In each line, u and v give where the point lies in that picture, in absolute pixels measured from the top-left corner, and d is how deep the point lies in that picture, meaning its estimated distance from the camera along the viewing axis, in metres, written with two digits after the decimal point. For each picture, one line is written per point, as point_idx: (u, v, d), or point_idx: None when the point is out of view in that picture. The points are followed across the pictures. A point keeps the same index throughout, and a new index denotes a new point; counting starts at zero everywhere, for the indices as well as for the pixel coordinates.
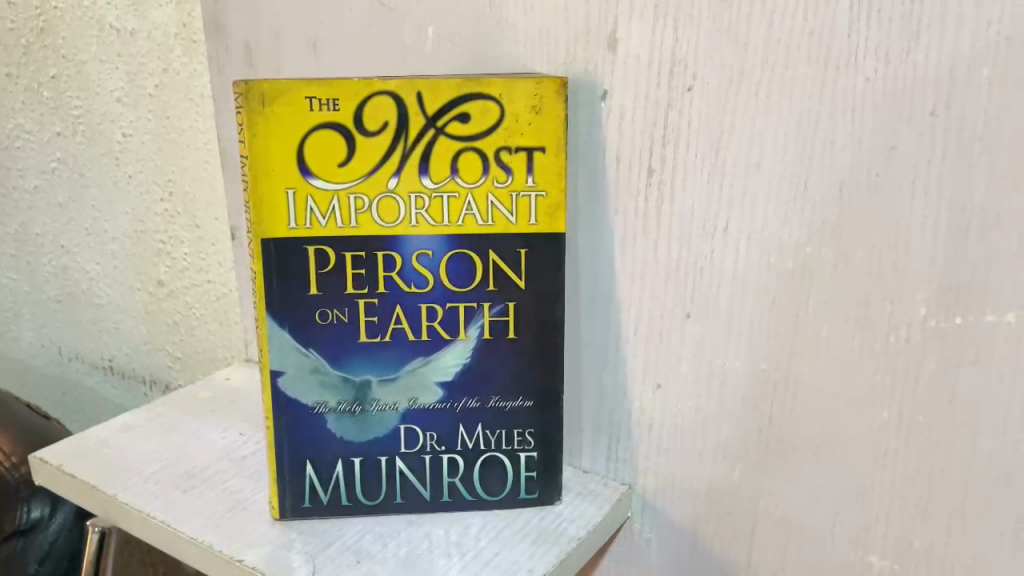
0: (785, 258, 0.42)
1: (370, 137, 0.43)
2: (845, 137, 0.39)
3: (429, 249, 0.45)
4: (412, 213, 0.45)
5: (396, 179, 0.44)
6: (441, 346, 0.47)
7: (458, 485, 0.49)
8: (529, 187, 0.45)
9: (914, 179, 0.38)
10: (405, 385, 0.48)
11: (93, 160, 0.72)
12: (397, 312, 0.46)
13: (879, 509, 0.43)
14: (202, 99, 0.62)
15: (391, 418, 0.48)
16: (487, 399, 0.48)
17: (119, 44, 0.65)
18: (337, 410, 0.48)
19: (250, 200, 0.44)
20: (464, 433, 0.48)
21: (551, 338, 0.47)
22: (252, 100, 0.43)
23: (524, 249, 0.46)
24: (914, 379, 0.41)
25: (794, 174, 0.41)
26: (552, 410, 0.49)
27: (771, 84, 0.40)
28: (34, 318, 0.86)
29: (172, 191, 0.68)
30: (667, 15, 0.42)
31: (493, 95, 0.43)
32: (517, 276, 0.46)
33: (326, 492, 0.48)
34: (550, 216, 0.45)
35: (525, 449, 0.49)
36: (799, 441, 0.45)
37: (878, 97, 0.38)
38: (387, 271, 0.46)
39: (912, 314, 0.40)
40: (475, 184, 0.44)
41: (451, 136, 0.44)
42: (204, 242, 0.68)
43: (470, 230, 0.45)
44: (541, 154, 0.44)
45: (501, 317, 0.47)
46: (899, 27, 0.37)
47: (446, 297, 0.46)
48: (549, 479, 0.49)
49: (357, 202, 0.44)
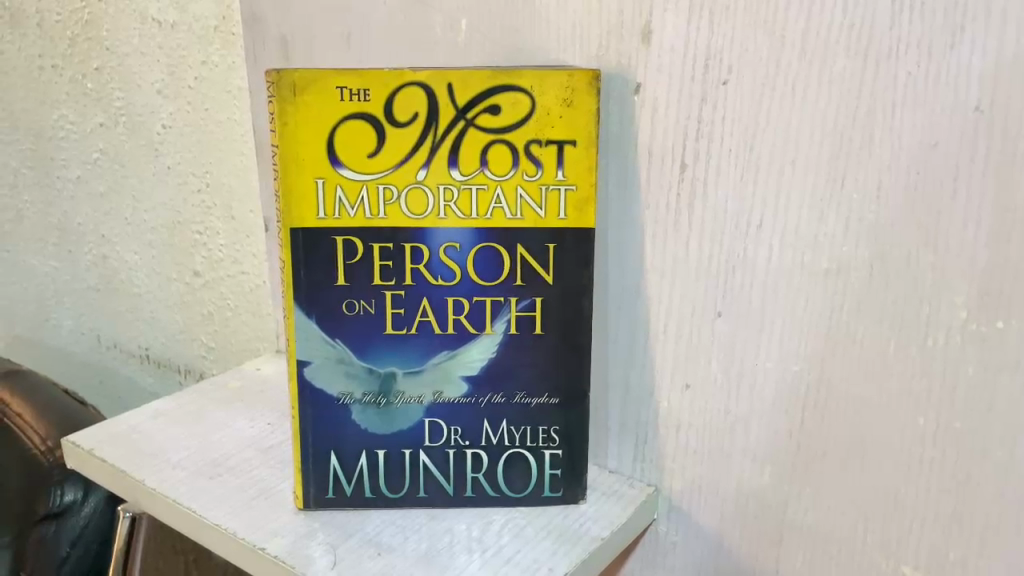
0: (819, 258, 0.41)
1: (400, 128, 0.43)
2: (883, 133, 0.38)
3: (457, 242, 0.45)
4: (440, 206, 0.45)
5: (425, 170, 0.44)
6: (467, 340, 0.47)
7: (481, 481, 0.49)
8: (559, 180, 0.44)
9: (955, 176, 0.37)
10: (430, 378, 0.47)
11: (134, 151, 0.73)
12: (424, 304, 0.46)
13: (911, 517, 0.42)
14: (239, 91, 0.63)
15: (415, 411, 0.48)
16: (512, 394, 0.48)
17: (160, 37, 0.66)
18: (362, 402, 0.47)
19: (280, 190, 0.44)
20: (488, 429, 0.48)
21: (578, 334, 0.47)
22: (284, 89, 0.43)
23: (551, 243, 0.45)
24: (951, 383, 0.39)
25: (830, 170, 0.40)
26: (577, 408, 0.48)
27: (808, 78, 0.39)
28: (74, 307, 0.87)
29: (209, 182, 0.69)
30: (703, 8, 0.41)
31: (524, 87, 0.43)
32: (545, 271, 0.46)
33: (350, 484, 0.48)
34: (579, 210, 0.44)
35: (549, 446, 0.48)
36: (830, 445, 0.44)
37: (919, 92, 0.37)
38: (415, 263, 0.46)
39: (950, 317, 0.39)
40: (505, 176, 0.44)
41: (482, 128, 0.43)
42: (239, 233, 0.68)
43: (498, 223, 0.45)
44: (572, 147, 0.44)
45: (528, 312, 0.46)
46: (943, 20, 0.36)
47: (473, 291, 0.46)
48: (573, 478, 0.49)
49: (386, 193, 0.44)
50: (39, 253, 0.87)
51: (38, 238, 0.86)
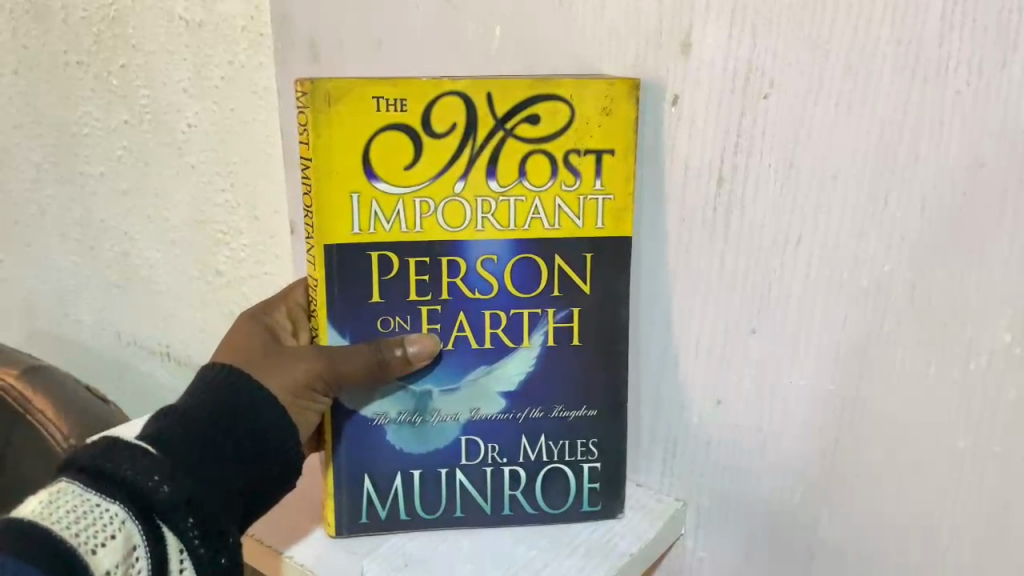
0: (858, 277, 0.41)
1: (437, 139, 0.43)
2: (930, 151, 0.38)
3: (494, 254, 0.45)
4: (478, 218, 0.44)
5: (462, 182, 0.43)
6: (505, 354, 0.46)
7: (519, 497, 0.48)
8: (597, 190, 0.44)
9: (1004, 197, 0.36)
10: (466, 396, 0.47)
11: (155, 150, 0.69)
12: (461, 318, 0.46)
13: (946, 540, 0.42)
14: (266, 92, 0.60)
15: (451, 428, 0.47)
16: (550, 408, 0.47)
17: (187, 36, 0.62)
18: (398, 421, 0.46)
19: (313, 204, 0.43)
20: (526, 444, 0.48)
21: (615, 346, 0.47)
22: (317, 99, 0.42)
23: (590, 253, 0.45)
24: (993, 407, 0.39)
25: (872, 189, 0.40)
26: (614, 419, 0.48)
27: (853, 94, 0.39)
28: (92, 303, 0.80)
29: (234, 181, 0.65)
30: (745, 21, 0.41)
31: (564, 96, 0.43)
32: (583, 281, 0.45)
33: (384, 506, 0.47)
34: (618, 218, 0.45)
35: (587, 459, 0.48)
36: (864, 465, 0.43)
37: (967, 110, 0.36)
38: (451, 276, 0.45)
39: (993, 341, 0.38)
40: (543, 187, 0.44)
41: (520, 138, 0.43)
42: (262, 236, 0.66)
43: (536, 234, 0.45)
44: (610, 156, 0.44)
45: (566, 323, 0.46)
46: (996, 37, 0.35)
47: (510, 303, 0.45)
48: (611, 491, 0.48)
49: (422, 207, 0.44)
50: (28, 239, 0.81)
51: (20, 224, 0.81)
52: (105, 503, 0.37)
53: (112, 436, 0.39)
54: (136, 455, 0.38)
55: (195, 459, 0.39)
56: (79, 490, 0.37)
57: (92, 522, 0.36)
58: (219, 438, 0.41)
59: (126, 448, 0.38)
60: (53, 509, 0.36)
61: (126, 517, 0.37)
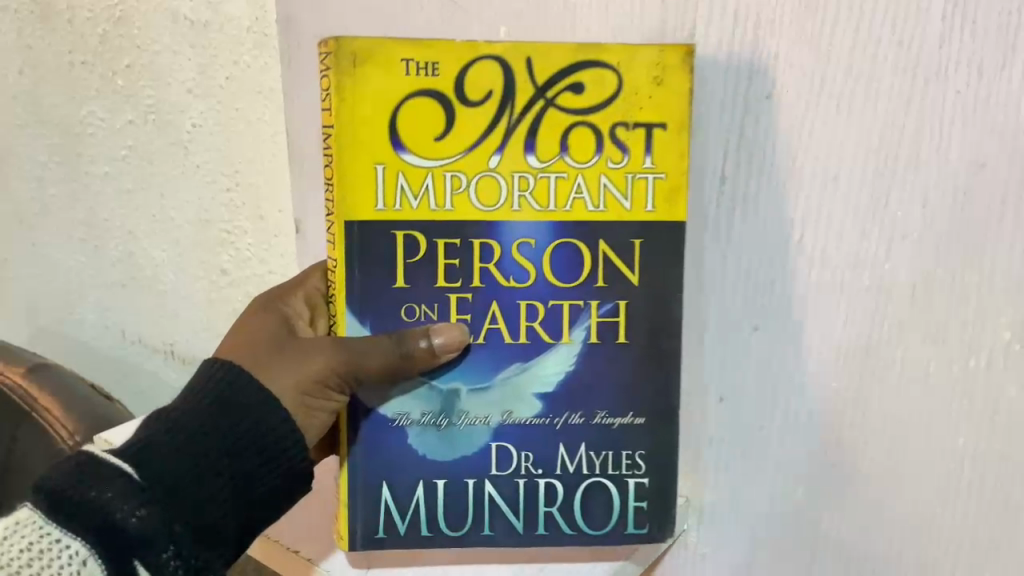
0: (861, 277, 0.43)
1: (471, 108, 0.42)
2: (930, 152, 0.41)
3: (531, 238, 0.43)
4: (514, 196, 0.43)
5: (497, 156, 0.42)
6: (542, 350, 0.44)
7: (555, 515, 0.45)
8: (647, 168, 0.42)
9: (1004, 196, 0.40)
10: (497, 397, 0.44)
11: (160, 148, 0.67)
12: (493, 307, 0.44)
13: (946, 531, 0.45)
14: (271, 93, 0.59)
15: (479, 432, 0.44)
16: (591, 414, 0.45)
17: (191, 35, 0.61)
18: (421, 423, 0.44)
19: (336, 174, 0.42)
20: (564, 454, 0.45)
21: (661, 344, 0.44)
22: (342, 58, 0.41)
23: (637, 239, 0.43)
24: (992, 403, 0.43)
25: (872, 191, 0.42)
26: (661, 429, 0.45)
27: (853, 96, 0.41)
28: (93, 301, 0.79)
29: (239, 181, 0.64)
30: (748, 21, 0.41)
31: (610, 63, 0.41)
32: (630, 271, 0.43)
33: (404, 519, 0.45)
34: (668, 201, 0.43)
35: (633, 474, 0.45)
36: (866, 463, 0.45)
37: (969, 109, 0.40)
38: (483, 261, 0.43)
39: (992, 339, 0.42)
40: (587, 163, 0.42)
41: (562, 108, 0.42)
42: (267, 234, 0.63)
43: (578, 215, 0.43)
44: (661, 131, 0.42)
45: (610, 318, 0.44)
46: (996, 41, 0.39)
47: (548, 293, 0.44)
48: (659, 510, 0.46)
49: (453, 181, 0.42)
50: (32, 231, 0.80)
51: (27, 224, 0.80)
52: (67, 540, 0.37)
53: (95, 453, 0.39)
54: (116, 482, 0.38)
55: (183, 480, 0.39)
56: (42, 524, 0.37)
57: (48, 562, 0.37)
58: (210, 453, 0.40)
59: (109, 471, 0.38)
60: (14, 543, 0.37)
61: (87, 556, 0.37)
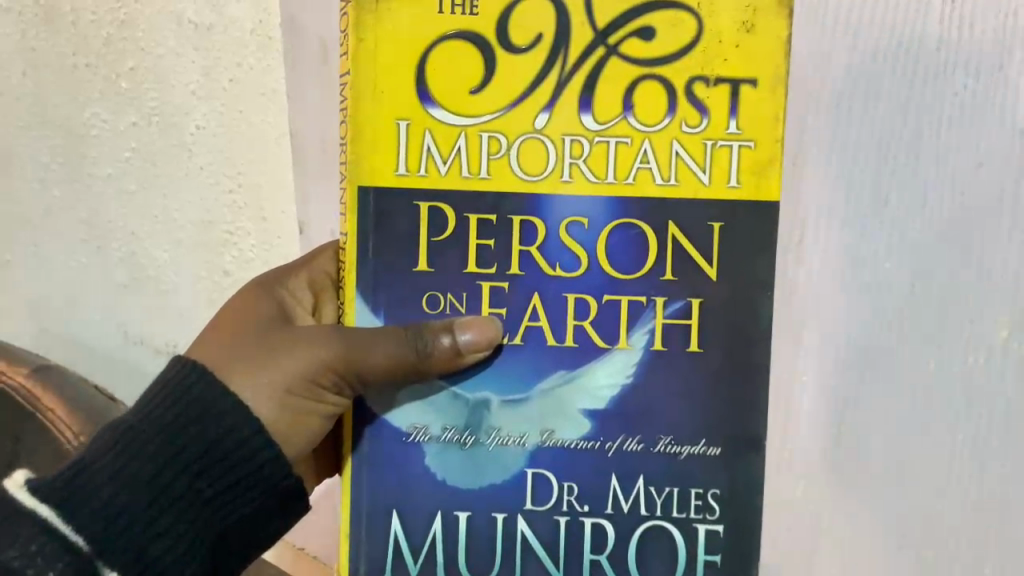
0: (861, 276, 0.44)
1: (517, 55, 0.40)
2: (929, 152, 0.42)
3: (585, 217, 0.41)
4: (565, 163, 0.40)
5: (546, 115, 0.40)
6: (594, 357, 0.41)
7: (603, 562, 0.42)
8: (729, 134, 0.40)
9: (1001, 196, 0.42)
10: (538, 411, 0.41)
11: (162, 152, 0.62)
12: (534, 300, 0.41)
13: (945, 529, 0.45)
14: (274, 94, 0.58)
15: (513, 452, 0.41)
16: (654, 442, 0.41)
17: (194, 39, 0.59)
18: (443, 442, 0.41)
19: (351, 128, 0.41)
20: (616, 488, 0.42)
21: (750, 355, 0.41)
22: None
23: (717, 223, 0.40)
24: (991, 400, 0.43)
25: (873, 190, 0.43)
26: (739, 463, 0.41)
27: (853, 95, 0.42)
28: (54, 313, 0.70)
29: (242, 184, 0.61)
30: None
31: (690, 6, 0.39)
32: (709, 264, 0.40)
33: (416, 559, 0.42)
34: (757, 175, 0.40)
35: (703, 519, 0.42)
36: (865, 461, 0.45)
37: (965, 108, 0.42)
38: (524, 244, 0.41)
39: (991, 336, 0.43)
40: (657, 127, 0.40)
41: (631, 60, 0.39)
42: (270, 236, 0.61)
43: (645, 187, 0.40)
44: (750, 88, 0.40)
45: (681, 319, 0.41)
46: (993, 41, 0.41)
47: (603, 285, 0.41)
48: (734, 564, 0.42)
49: (490, 142, 0.40)
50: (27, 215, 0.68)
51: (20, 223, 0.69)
52: None
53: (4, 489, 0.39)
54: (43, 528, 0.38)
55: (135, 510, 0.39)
56: None
57: None
58: (165, 480, 0.39)
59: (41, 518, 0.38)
60: None
61: None
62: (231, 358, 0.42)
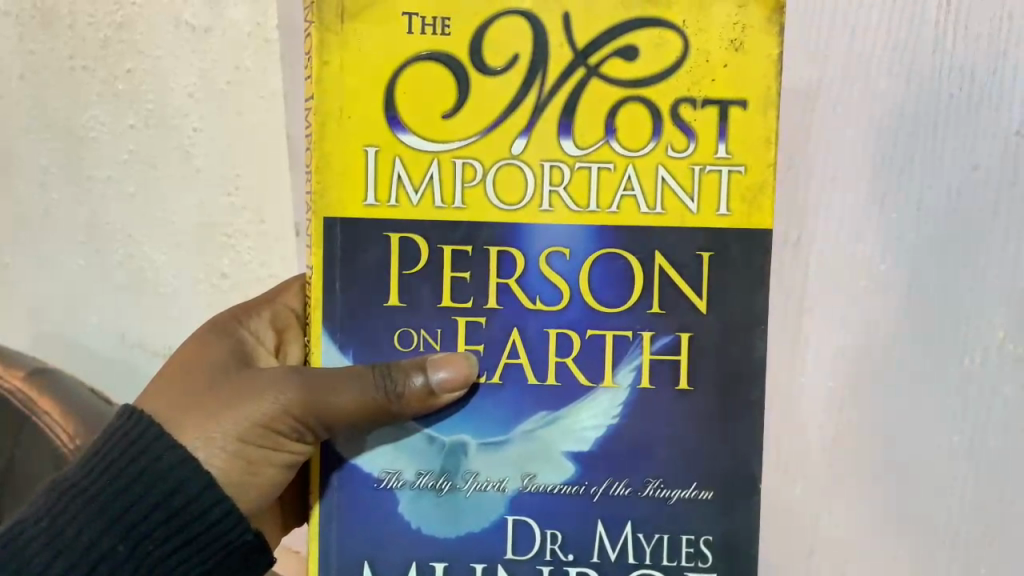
0: (858, 278, 0.44)
1: (491, 77, 0.40)
2: (924, 155, 0.42)
3: (566, 249, 0.41)
4: (544, 190, 0.41)
5: (523, 139, 0.41)
6: (579, 397, 0.41)
7: None
8: (718, 159, 0.40)
9: (997, 202, 0.42)
10: (517, 454, 0.41)
11: (160, 154, 0.62)
12: (514, 334, 0.41)
13: (944, 530, 0.45)
14: (273, 97, 0.58)
15: (491, 497, 0.42)
16: (642, 487, 0.42)
17: (193, 41, 0.59)
18: (417, 487, 0.42)
19: (317, 158, 0.41)
20: (602, 535, 0.42)
21: (745, 393, 0.41)
22: (331, 16, 0.40)
23: (705, 252, 0.41)
24: (987, 402, 0.44)
25: (870, 191, 0.43)
26: (729, 507, 0.41)
27: (849, 95, 0.43)
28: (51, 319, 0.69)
29: (240, 186, 0.61)
30: None
31: (672, 24, 0.40)
32: (699, 296, 0.41)
33: None
34: (746, 201, 0.40)
35: (695, 566, 0.42)
36: (864, 463, 0.45)
37: (961, 111, 0.42)
38: (503, 276, 0.41)
39: (988, 338, 0.43)
40: (641, 151, 0.41)
41: (612, 81, 0.40)
42: (269, 239, 0.61)
43: (630, 215, 0.41)
44: (739, 108, 0.40)
45: (670, 355, 0.41)
46: (988, 45, 0.41)
47: (583, 318, 0.41)
48: None
49: (465, 169, 0.41)
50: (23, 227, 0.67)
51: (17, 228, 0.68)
52: None
53: None
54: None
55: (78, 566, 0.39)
56: None
57: None
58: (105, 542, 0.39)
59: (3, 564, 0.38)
60: None
61: None
62: (190, 401, 0.43)
